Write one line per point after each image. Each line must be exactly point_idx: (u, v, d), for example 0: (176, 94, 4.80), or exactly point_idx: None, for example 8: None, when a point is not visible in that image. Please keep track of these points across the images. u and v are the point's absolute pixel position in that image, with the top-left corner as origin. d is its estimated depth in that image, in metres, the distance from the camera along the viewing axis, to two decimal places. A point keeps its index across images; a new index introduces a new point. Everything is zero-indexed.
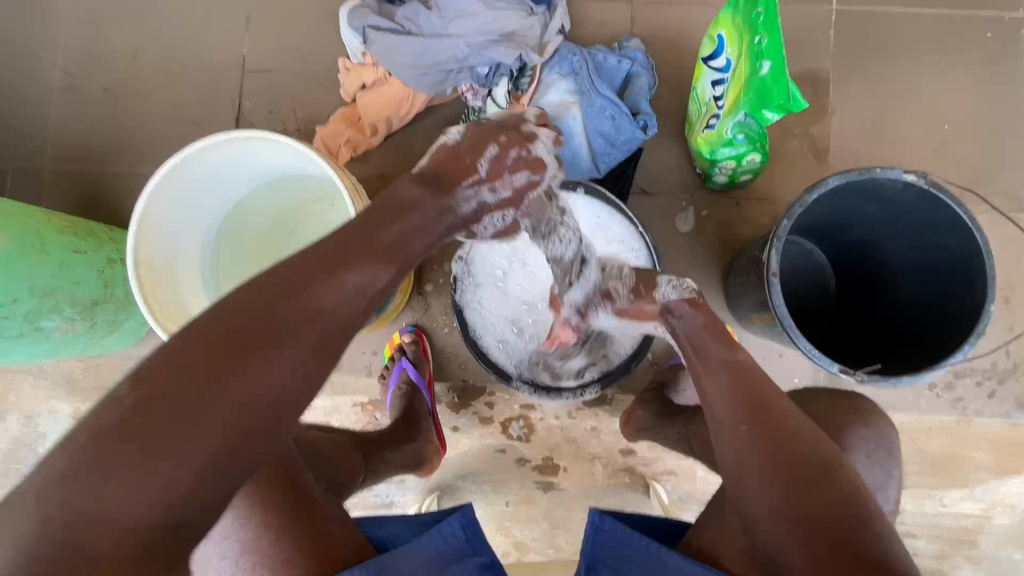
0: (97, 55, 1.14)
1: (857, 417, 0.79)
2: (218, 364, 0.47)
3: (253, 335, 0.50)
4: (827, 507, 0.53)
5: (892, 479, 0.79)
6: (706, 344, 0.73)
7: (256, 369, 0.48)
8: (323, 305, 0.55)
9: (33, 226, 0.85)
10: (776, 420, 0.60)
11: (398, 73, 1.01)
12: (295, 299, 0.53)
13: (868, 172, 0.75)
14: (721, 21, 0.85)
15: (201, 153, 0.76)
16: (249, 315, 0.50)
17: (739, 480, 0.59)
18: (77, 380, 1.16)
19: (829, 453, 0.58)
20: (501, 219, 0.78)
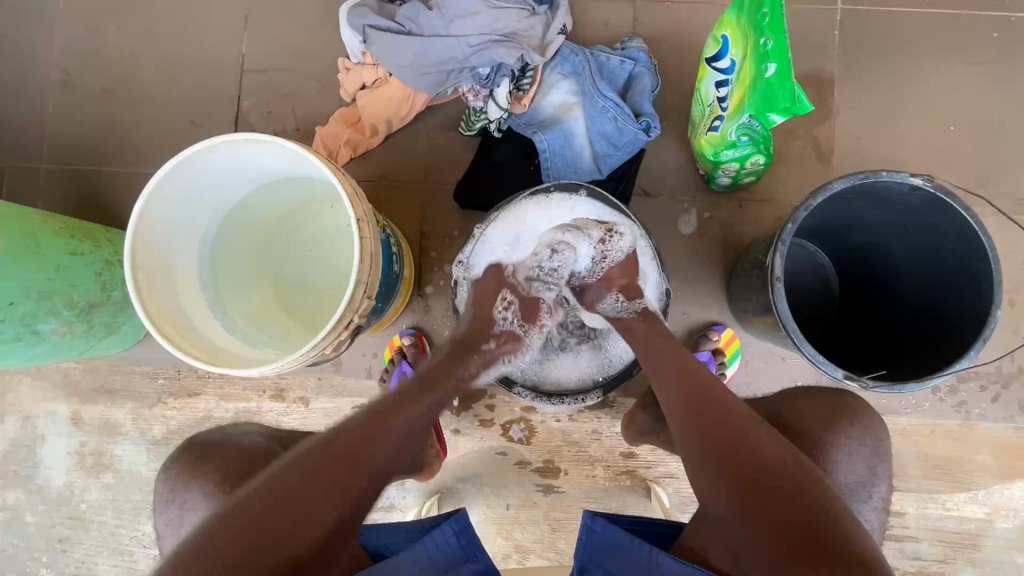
0: (95, 54, 1.13)
1: (845, 416, 0.79)
2: (289, 513, 0.56)
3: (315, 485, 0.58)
4: (780, 494, 0.57)
5: (878, 477, 0.78)
6: (661, 361, 0.78)
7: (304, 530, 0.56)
8: (373, 455, 0.64)
9: (30, 228, 0.84)
10: (729, 421, 0.66)
11: (398, 73, 1.00)
12: (347, 459, 0.62)
13: (873, 175, 0.74)
14: (726, 22, 0.84)
15: (201, 155, 0.75)
16: (305, 475, 0.59)
17: (702, 481, 0.64)
18: (75, 381, 1.16)
19: (769, 445, 0.63)
20: (509, 312, 0.88)
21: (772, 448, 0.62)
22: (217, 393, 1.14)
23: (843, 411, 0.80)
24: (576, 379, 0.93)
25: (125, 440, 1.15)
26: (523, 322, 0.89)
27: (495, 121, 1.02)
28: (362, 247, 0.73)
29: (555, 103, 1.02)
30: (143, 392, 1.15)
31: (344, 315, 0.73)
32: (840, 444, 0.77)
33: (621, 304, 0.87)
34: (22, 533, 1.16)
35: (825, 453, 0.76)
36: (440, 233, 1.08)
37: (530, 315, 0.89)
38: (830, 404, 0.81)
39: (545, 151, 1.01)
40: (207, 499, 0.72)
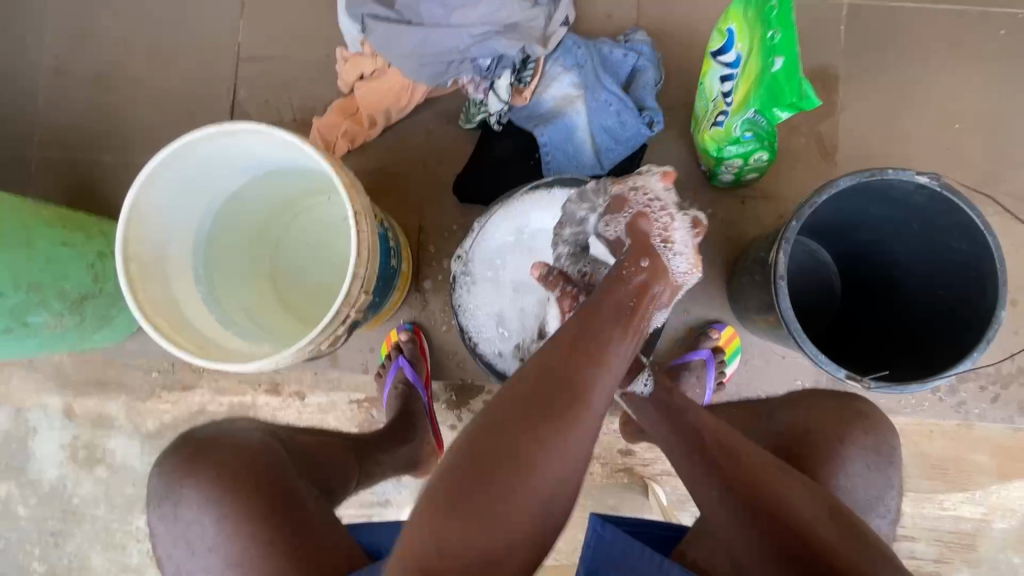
0: (88, 41, 1.10)
1: (863, 426, 0.78)
2: (520, 435, 0.53)
3: (543, 407, 0.54)
4: (824, 550, 0.56)
5: (893, 486, 0.77)
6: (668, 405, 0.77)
7: (546, 472, 0.52)
8: (591, 381, 0.57)
9: (20, 218, 0.82)
10: (757, 475, 0.64)
11: (397, 63, 0.98)
12: (571, 388, 0.55)
13: (879, 173, 0.73)
14: (732, 14, 0.82)
15: (196, 144, 0.74)
16: (536, 402, 0.54)
17: (734, 542, 0.61)
18: (68, 373, 1.14)
19: (790, 484, 0.64)
20: (608, 225, 0.71)
21: (801, 501, 0.62)
22: (212, 386, 1.12)
23: (856, 415, 0.80)
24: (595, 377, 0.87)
25: (119, 433, 1.14)
26: (620, 215, 0.70)
27: (495, 114, 1.00)
28: (359, 241, 0.72)
29: (557, 96, 1.00)
30: (136, 385, 1.14)
31: (340, 310, 0.71)
32: (846, 454, 0.76)
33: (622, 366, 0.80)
34: (14, 525, 1.15)
35: (836, 463, 0.75)
36: (439, 227, 1.07)
37: (618, 203, 0.70)
38: (840, 415, 0.79)
39: (545, 145, 1.00)
40: (204, 493, 0.68)
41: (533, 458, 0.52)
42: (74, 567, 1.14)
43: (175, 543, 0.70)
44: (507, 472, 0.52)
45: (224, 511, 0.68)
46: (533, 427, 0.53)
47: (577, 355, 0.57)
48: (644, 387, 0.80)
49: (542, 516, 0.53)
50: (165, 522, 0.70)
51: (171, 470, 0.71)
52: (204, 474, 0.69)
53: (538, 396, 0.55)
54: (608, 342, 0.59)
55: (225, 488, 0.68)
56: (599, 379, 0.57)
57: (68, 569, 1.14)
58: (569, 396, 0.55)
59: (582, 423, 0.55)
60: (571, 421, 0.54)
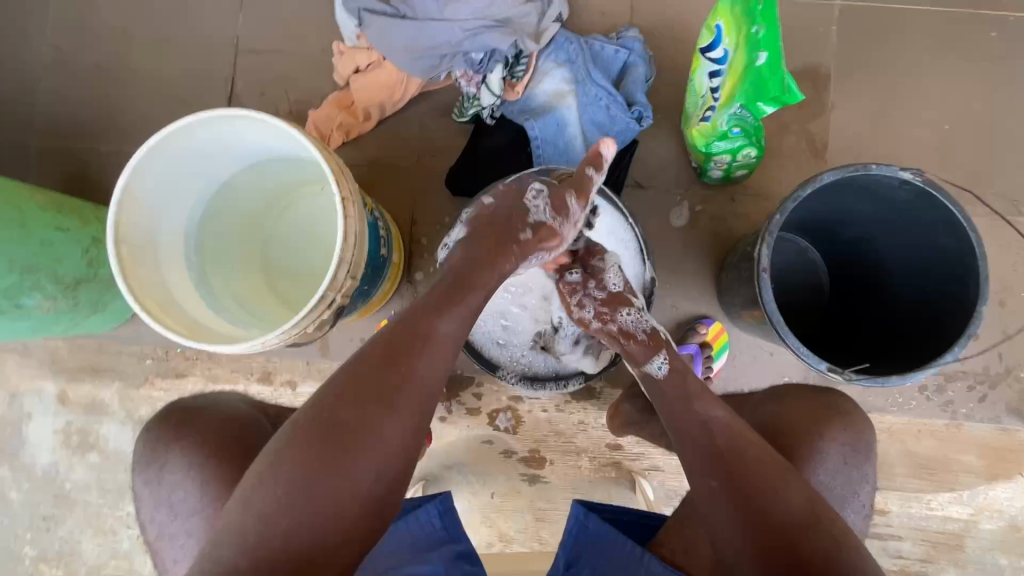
0: (89, 32, 1.12)
1: (843, 420, 0.79)
2: (345, 417, 0.56)
3: (368, 387, 0.57)
4: (806, 554, 0.53)
5: (868, 479, 0.78)
6: (682, 394, 0.73)
7: (370, 448, 0.55)
8: (419, 361, 0.61)
9: (15, 201, 0.83)
10: (753, 471, 0.61)
11: (391, 57, 0.99)
12: (393, 369, 0.59)
13: (862, 169, 0.74)
14: (719, 11, 0.82)
15: (187, 130, 0.75)
16: (361, 382, 0.58)
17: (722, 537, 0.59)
18: (63, 359, 1.16)
19: (803, 488, 0.60)
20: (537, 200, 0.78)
21: (793, 496, 0.58)
22: (205, 374, 1.13)
23: (836, 410, 0.80)
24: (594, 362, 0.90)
25: (112, 419, 1.15)
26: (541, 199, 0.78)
27: (487, 108, 1.01)
28: (345, 227, 0.73)
29: (548, 90, 1.01)
30: (130, 372, 1.15)
31: (326, 294, 0.72)
32: (824, 448, 0.76)
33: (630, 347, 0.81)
34: (6, 509, 1.16)
35: (816, 455, 0.76)
36: (431, 219, 1.08)
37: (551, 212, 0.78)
38: (827, 408, 0.80)
39: (536, 138, 1.01)
40: (189, 459, 0.71)
41: (358, 434, 0.55)
42: (65, 552, 1.15)
43: (158, 506, 0.71)
44: (331, 448, 0.54)
45: (209, 478, 0.69)
46: (358, 405, 0.56)
47: (408, 339, 0.62)
48: (658, 369, 0.77)
49: (369, 491, 0.54)
50: (150, 487, 0.72)
51: (155, 437, 0.73)
52: (190, 441, 0.71)
53: (367, 377, 0.58)
54: (439, 328, 0.64)
55: (210, 453, 0.70)
56: (426, 360, 0.61)
57: (59, 554, 1.15)
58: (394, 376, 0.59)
59: (404, 401, 0.58)
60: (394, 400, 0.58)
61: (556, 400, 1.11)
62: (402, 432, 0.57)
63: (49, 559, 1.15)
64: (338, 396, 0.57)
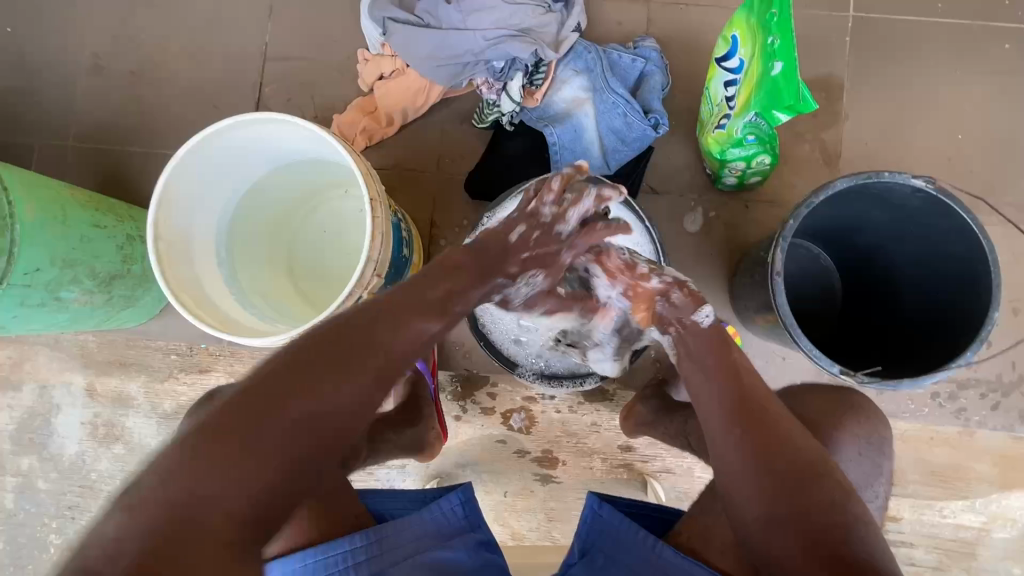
0: (125, 38, 1.17)
1: (855, 415, 0.80)
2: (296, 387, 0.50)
3: (329, 361, 0.52)
4: (816, 511, 0.55)
5: (883, 474, 0.79)
6: (697, 352, 0.71)
7: (292, 438, 0.49)
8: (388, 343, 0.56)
9: (57, 200, 0.87)
10: (768, 429, 0.62)
11: (415, 65, 1.03)
12: (359, 348, 0.54)
13: (875, 176, 0.76)
14: (736, 22, 0.86)
15: (224, 133, 0.79)
16: (321, 354, 0.53)
17: (733, 482, 0.60)
18: (92, 353, 1.20)
19: (815, 449, 0.61)
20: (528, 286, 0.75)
21: (811, 453, 0.60)
22: (228, 370, 1.17)
23: (846, 406, 0.81)
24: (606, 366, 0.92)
25: (137, 412, 1.19)
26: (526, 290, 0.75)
27: (507, 115, 1.04)
28: (374, 227, 0.76)
29: (566, 98, 1.04)
30: (156, 367, 1.19)
31: (353, 291, 0.75)
32: (838, 438, 0.77)
33: (676, 298, 0.75)
34: (33, 498, 1.19)
35: (834, 448, 0.77)
36: (451, 222, 1.11)
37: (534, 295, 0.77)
38: (840, 402, 0.82)
39: (554, 144, 1.04)
40: None
41: (281, 421, 0.48)
42: None
43: None
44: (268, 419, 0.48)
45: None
46: (297, 389, 0.50)
47: (382, 316, 0.57)
48: (706, 317, 0.73)
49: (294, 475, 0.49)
50: None
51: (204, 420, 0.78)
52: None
53: (315, 360, 0.52)
54: (408, 327, 0.59)
55: None
56: (394, 344, 0.57)
57: None
58: (347, 365, 0.53)
59: (348, 394, 0.52)
60: (339, 393, 0.52)
61: (569, 400, 1.13)
62: (331, 430, 0.51)
63: None
64: (280, 374, 0.50)
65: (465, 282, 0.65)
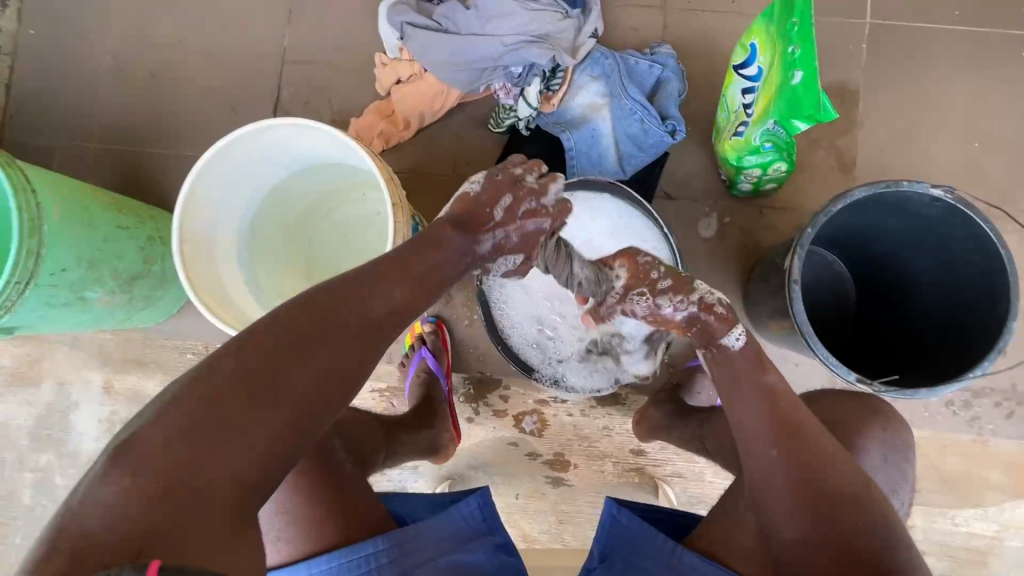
0: (146, 41, 1.19)
1: (880, 420, 0.81)
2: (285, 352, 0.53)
3: (314, 326, 0.56)
4: (858, 543, 0.57)
5: (907, 480, 0.81)
6: (733, 374, 0.72)
7: (283, 396, 0.51)
8: (369, 310, 0.60)
9: (83, 202, 0.89)
10: (812, 454, 0.63)
11: (433, 70, 1.04)
12: (340, 313, 0.58)
13: (894, 185, 0.76)
14: (755, 30, 0.87)
15: (247, 138, 0.80)
16: (304, 320, 0.56)
17: (771, 503, 0.63)
18: (109, 352, 1.21)
19: (857, 475, 0.62)
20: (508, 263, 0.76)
21: (850, 476, 0.62)
22: None
23: (871, 411, 0.82)
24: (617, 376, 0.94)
25: None
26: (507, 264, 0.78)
27: (524, 119, 1.05)
28: (395, 231, 0.77)
29: (583, 103, 1.05)
30: (172, 365, 1.20)
31: None
32: (862, 445, 0.78)
33: (714, 321, 0.72)
34: (51, 494, 1.21)
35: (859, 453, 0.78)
36: None
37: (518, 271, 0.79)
38: (867, 407, 0.82)
39: (571, 149, 1.05)
40: None
41: (274, 381, 0.51)
42: None
43: None
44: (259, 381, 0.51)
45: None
46: (286, 350, 0.53)
47: (362, 287, 0.61)
48: (736, 342, 0.72)
49: (287, 433, 0.51)
50: None
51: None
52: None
53: (298, 325, 0.55)
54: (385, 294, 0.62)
55: None
56: (374, 309, 0.60)
57: None
58: (328, 327, 0.57)
59: (333, 352, 0.56)
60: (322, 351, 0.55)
61: (581, 404, 1.13)
62: (319, 386, 0.54)
63: None
64: (270, 337, 0.53)
65: (440, 248, 0.67)
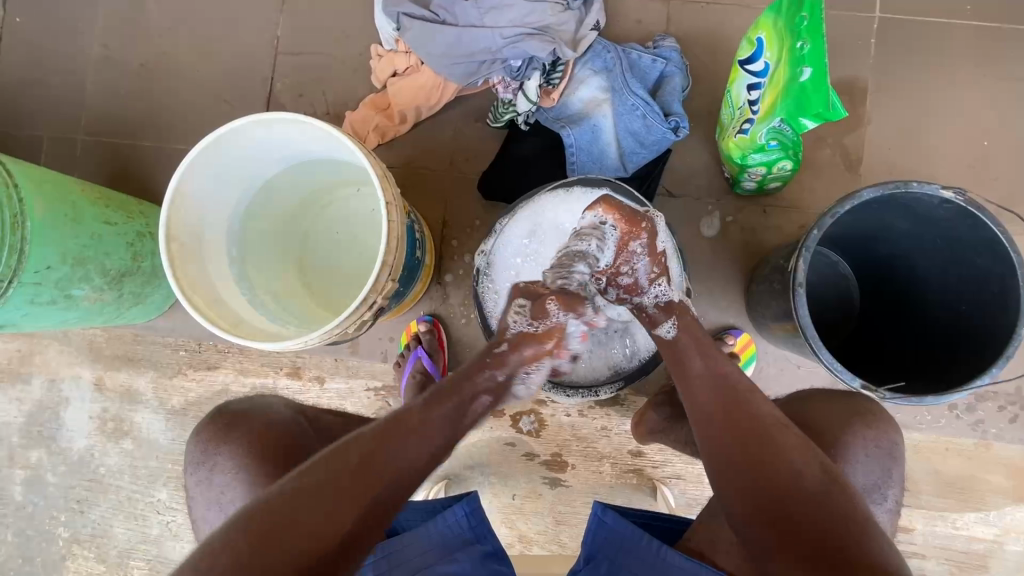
0: (135, 30, 1.15)
1: (862, 419, 0.78)
2: (318, 492, 0.57)
3: (350, 470, 0.60)
4: (805, 516, 0.56)
5: (892, 479, 0.77)
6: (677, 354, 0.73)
7: (309, 537, 0.54)
8: (404, 451, 0.63)
9: (68, 197, 0.86)
10: (752, 429, 0.63)
11: (430, 62, 1.01)
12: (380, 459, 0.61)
13: (903, 186, 0.74)
14: (762, 24, 0.84)
15: (238, 132, 0.77)
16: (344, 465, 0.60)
17: (724, 484, 0.62)
18: (100, 348, 1.19)
19: (802, 450, 0.62)
20: (519, 313, 0.74)
21: (798, 457, 0.61)
22: (236, 367, 1.16)
23: (853, 411, 0.79)
24: (617, 365, 0.92)
25: (146, 408, 1.18)
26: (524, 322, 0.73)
27: (523, 114, 1.03)
28: (390, 230, 0.75)
29: (584, 98, 1.02)
30: (164, 362, 1.18)
31: (368, 295, 0.74)
32: (846, 445, 0.76)
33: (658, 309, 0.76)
34: (42, 492, 1.20)
35: (842, 452, 0.75)
36: (463, 222, 1.09)
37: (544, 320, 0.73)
38: (847, 408, 0.79)
39: (571, 146, 1.02)
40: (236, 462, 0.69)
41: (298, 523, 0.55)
42: (96, 535, 1.18)
43: (209, 505, 0.71)
44: (293, 522, 0.54)
45: (257, 475, 0.68)
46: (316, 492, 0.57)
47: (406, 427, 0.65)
48: (667, 330, 0.74)
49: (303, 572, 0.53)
50: (201, 487, 0.71)
51: (206, 435, 0.73)
52: (237, 444, 0.70)
53: (356, 460, 0.60)
54: (410, 455, 0.63)
55: (252, 456, 0.70)
56: (409, 450, 0.63)
57: (91, 537, 1.18)
58: (366, 472, 0.60)
59: (357, 495, 0.58)
60: (345, 512, 0.57)
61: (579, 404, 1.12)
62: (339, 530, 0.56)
63: (81, 542, 1.18)
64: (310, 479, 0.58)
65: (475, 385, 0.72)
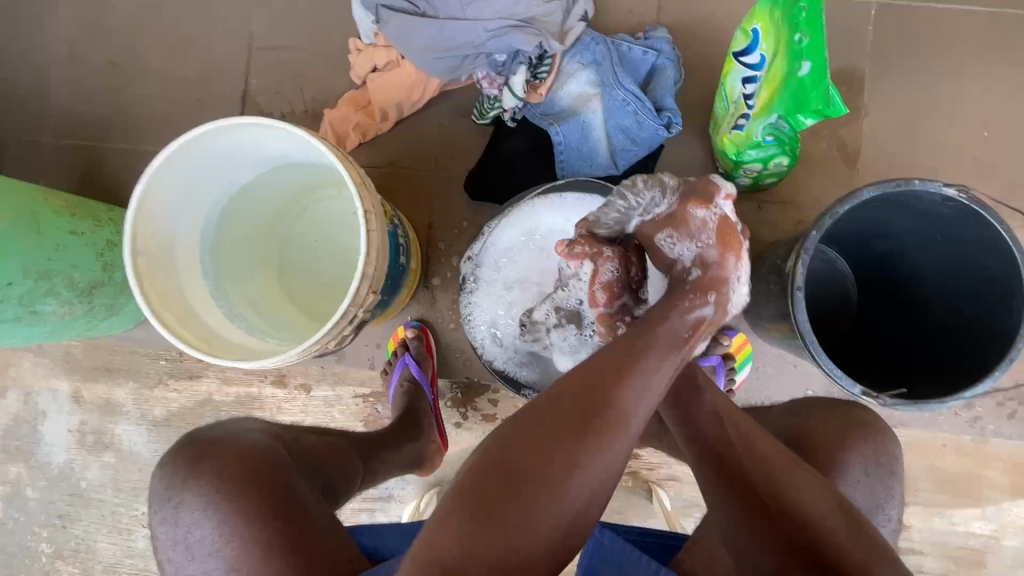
0: (99, 26, 1.09)
1: (860, 430, 0.76)
2: (538, 445, 0.51)
3: (564, 418, 0.52)
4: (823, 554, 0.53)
5: (894, 496, 0.75)
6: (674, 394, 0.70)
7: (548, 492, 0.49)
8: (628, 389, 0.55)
9: (29, 208, 0.82)
10: (762, 465, 0.60)
11: (411, 57, 0.96)
12: (596, 396, 0.54)
13: (905, 184, 0.70)
14: (758, 14, 0.78)
15: (207, 138, 0.73)
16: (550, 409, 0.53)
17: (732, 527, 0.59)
18: (76, 359, 1.15)
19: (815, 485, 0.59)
20: (676, 242, 0.65)
21: (811, 496, 0.57)
22: (219, 376, 1.12)
23: (853, 422, 0.77)
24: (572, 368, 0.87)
25: (127, 419, 1.15)
26: (693, 244, 0.65)
27: (509, 110, 0.98)
28: (368, 240, 0.71)
29: (572, 93, 0.98)
30: (144, 372, 1.14)
31: (348, 309, 0.71)
32: (842, 457, 0.73)
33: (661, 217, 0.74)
34: (23, 507, 1.16)
35: (837, 464, 0.73)
36: (449, 223, 1.05)
37: (713, 223, 0.64)
38: (844, 418, 0.77)
39: (560, 144, 0.98)
40: (206, 498, 0.65)
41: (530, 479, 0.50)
42: (80, 550, 1.15)
43: (176, 546, 0.66)
44: (524, 479, 0.50)
45: (229, 511, 0.64)
46: (538, 444, 0.51)
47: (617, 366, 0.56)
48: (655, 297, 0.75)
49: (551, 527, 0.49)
50: (167, 526, 0.67)
51: (172, 471, 0.68)
52: (206, 478, 0.66)
53: (569, 405, 0.53)
54: (634, 395, 0.55)
55: (225, 490, 0.65)
56: (631, 387, 0.55)
57: (75, 553, 1.15)
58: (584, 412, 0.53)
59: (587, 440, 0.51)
60: (581, 458, 0.51)
61: None
62: (582, 483, 0.51)
63: (65, 557, 1.15)
64: (517, 434, 0.52)
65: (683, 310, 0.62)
